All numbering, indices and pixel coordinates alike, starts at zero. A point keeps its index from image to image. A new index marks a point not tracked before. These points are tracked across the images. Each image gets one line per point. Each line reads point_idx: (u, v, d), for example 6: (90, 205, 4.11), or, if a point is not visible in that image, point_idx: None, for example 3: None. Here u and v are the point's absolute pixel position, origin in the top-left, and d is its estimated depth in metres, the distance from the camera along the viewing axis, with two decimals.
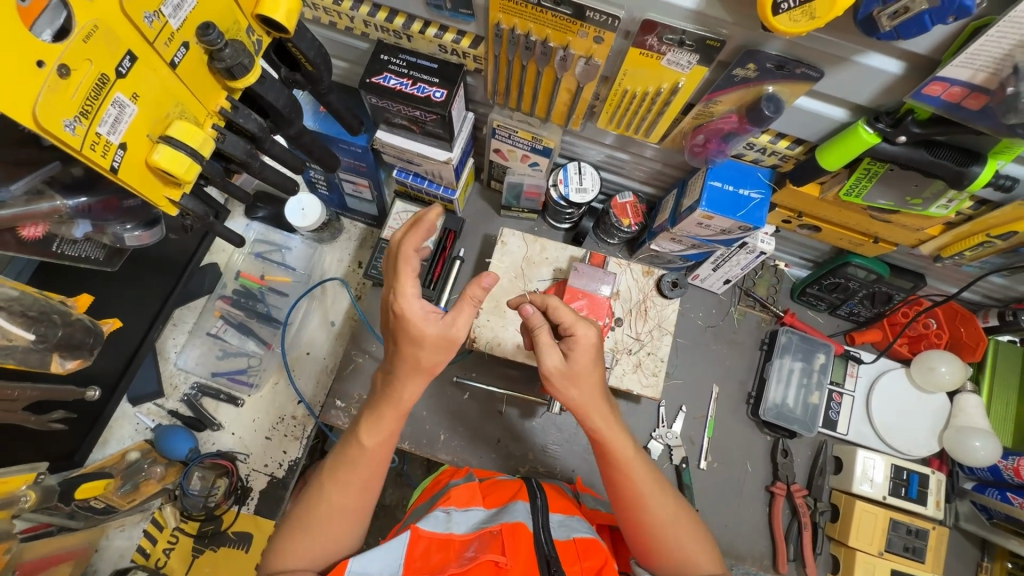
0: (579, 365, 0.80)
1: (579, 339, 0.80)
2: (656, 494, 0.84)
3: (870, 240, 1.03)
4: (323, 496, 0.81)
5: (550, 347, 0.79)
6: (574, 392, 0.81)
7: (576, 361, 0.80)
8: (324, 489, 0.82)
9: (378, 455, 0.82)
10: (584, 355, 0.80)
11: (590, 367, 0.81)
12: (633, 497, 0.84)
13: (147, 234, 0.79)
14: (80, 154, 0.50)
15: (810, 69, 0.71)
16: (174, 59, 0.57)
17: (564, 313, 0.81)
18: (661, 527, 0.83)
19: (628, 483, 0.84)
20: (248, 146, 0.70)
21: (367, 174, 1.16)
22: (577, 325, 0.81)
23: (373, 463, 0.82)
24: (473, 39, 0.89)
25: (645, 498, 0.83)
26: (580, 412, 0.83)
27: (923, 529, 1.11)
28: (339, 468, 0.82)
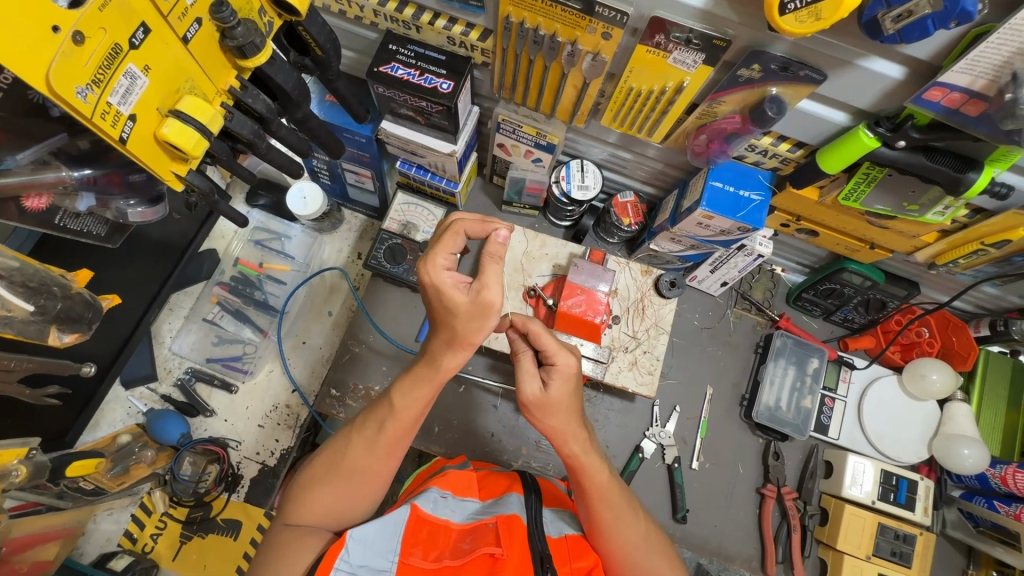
0: (556, 395, 0.77)
1: (557, 369, 0.77)
2: (626, 519, 0.83)
3: (866, 246, 1.05)
4: (347, 447, 0.82)
5: (528, 373, 0.78)
6: (551, 421, 0.79)
7: (553, 390, 0.77)
8: (351, 444, 0.82)
9: (414, 422, 0.80)
10: (562, 385, 0.77)
11: (569, 395, 0.78)
12: (600, 522, 0.82)
13: (150, 211, 0.77)
14: (91, 122, 0.51)
15: (813, 71, 0.72)
16: (187, 34, 0.58)
17: (549, 341, 0.78)
18: (627, 553, 0.82)
19: (601, 508, 0.82)
20: (255, 126, 0.69)
21: (371, 164, 1.16)
22: (557, 354, 0.78)
23: (405, 429, 0.80)
24: (481, 32, 0.90)
25: (614, 523, 0.82)
26: (557, 438, 0.80)
27: (910, 535, 1.12)
28: (366, 425, 0.82)
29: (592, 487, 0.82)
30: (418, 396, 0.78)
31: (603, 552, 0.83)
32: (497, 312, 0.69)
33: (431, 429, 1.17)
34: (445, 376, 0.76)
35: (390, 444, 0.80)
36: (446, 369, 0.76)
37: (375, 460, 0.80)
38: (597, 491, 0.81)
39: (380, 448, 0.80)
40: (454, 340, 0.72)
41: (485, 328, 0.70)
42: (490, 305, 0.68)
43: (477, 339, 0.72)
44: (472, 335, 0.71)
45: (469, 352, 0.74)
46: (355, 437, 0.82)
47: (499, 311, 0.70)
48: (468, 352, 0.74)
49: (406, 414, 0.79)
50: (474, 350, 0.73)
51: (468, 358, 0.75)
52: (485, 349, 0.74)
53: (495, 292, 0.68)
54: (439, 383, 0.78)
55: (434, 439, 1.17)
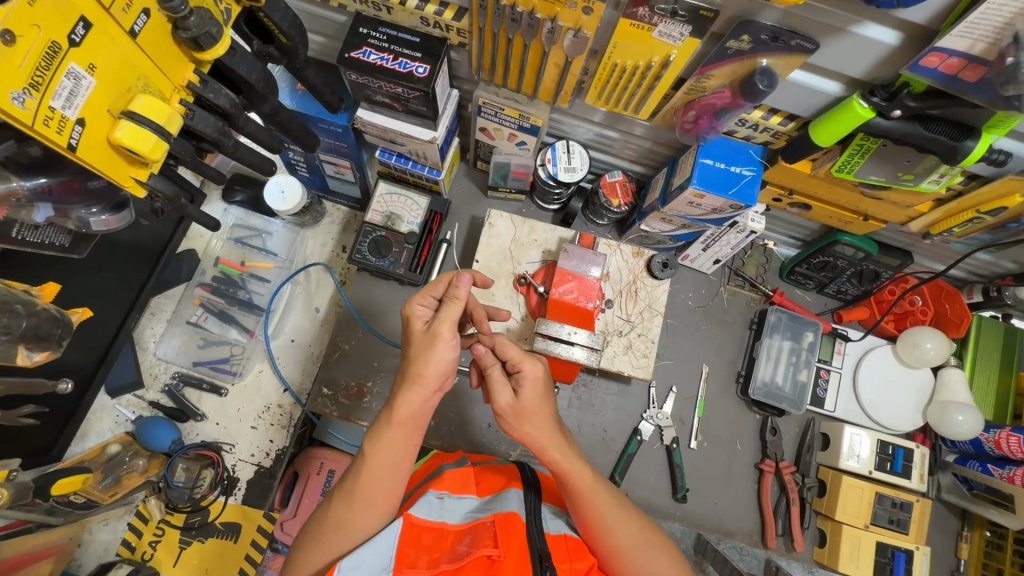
0: (529, 400, 0.79)
1: (526, 374, 0.80)
2: (616, 518, 0.80)
3: (860, 218, 1.03)
4: (329, 507, 0.80)
5: (501, 383, 0.79)
6: (528, 427, 0.79)
7: (525, 396, 0.79)
8: (333, 502, 0.79)
9: (388, 469, 0.78)
10: (532, 391, 0.79)
11: (540, 401, 0.79)
12: (586, 518, 0.80)
13: (115, 218, 0.75)
14: (32, 130, 0.47)
15: (805, 40, 0.69)
16: (134, 27, 0.53)
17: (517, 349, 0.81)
18: (624, 551, 0.79)
19: (586, 509, 0.79)
20: (220, 124, 0.65)
21: (349, 155, 1.12)
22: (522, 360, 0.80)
23: (381, 478, 0.78)
24: (456, 10, 0.85)
25: (603, 523, 0.79)
26: (535, 448, 0.80)
27: (906, 503, 1.13)
28: (345, 484, 0.79)
29: (581, 487, 0.79)
30: (385, 443, 0.77)
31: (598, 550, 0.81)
32: (445, 343, 0.77)
33: (428, 423, 1.16)
34: (402, 417, 0.77)
35: (369, 495, 0.77)
36: (402, 410, 0.77)
37: (358, 514, 0.77)
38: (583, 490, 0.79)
39: (359, 502, 0.77)
40: (409, 376, 0.77)
41: (433, 358, 0.77)
42: (437, 337, 0.76)
43: (429, 373, 0.77)
44: (424, 369, 0.77)
45: (424, 387, 0.77)
46: (337, 496, 0.79)
47: (452, 342, 0.78)
48: (421, 389, 0.77)
49: (391, 464, 0.78)
50: (426, 384, 0.77)
51: (423, 399, 0.78)
52: (439, 384, 0.78)
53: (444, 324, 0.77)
54: (398, 429, 0.78)
55: (430, 432, 1.15)
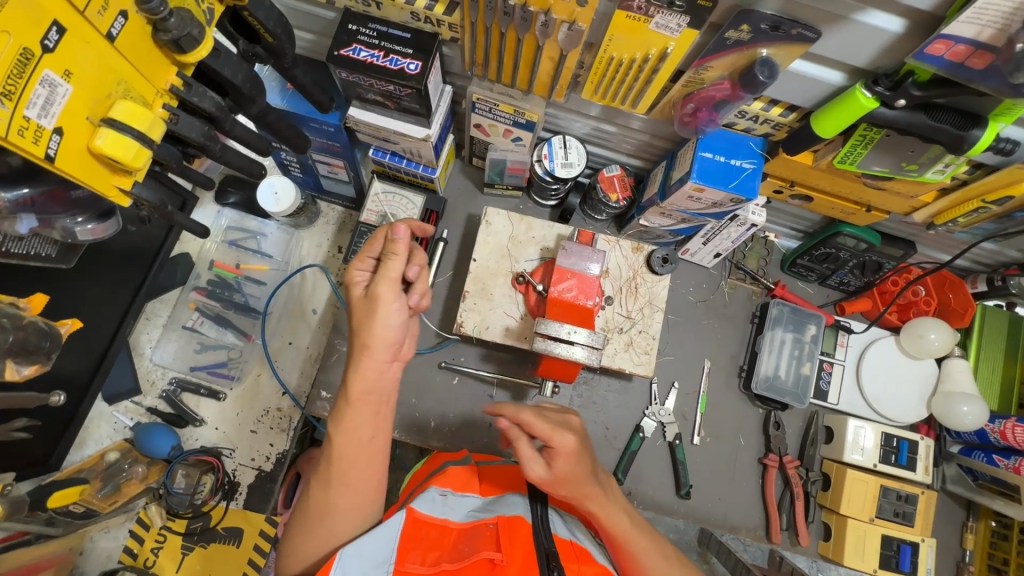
0: (564, 471, 0.75)
1: (558, 449, 0.75)
2: (654, 553, 0.80)
3: (863, 209, 1.01)
4: (309, 496, 0.79)
5: (532, 457, 0.76)
6: (563, 493, 0.76)
7: (557, 470, 0.75)
8: (312, 492, 0.79)
9: (358, 448, 0.78)
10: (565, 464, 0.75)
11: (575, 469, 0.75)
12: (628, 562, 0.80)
13: (101, 227, 0.74)
14: (5, 141, 0.45)
15: (806, 29, 0.67)
16: (112, 30, 0.51)
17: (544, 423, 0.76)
18: None
19: (626, 555, 0.80)
20: (206, 128, 0.63)
21: (341, 154, 1.10)
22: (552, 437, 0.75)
23: (351, 457, 0.77)
24: (447, 5, 0.83)
25: (642, 556, 0.80)
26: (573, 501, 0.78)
27: (912, 495, 1.12)
28: (321, 469, 0.79)
29: (624, 538, 0.80)
30: (349, 421, 0.78)
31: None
32: (387, 304, 0.77)
33: (429, 424, 1.15)
34: (358, 394, 0.77)
35: (343, 477, 0.77)
36: (357, 384, 0.77)
37: (338, 498, 0.77)
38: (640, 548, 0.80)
39: (337, 486, 0.77)
40: (357, 346, 0.78)
41: (377, 324, 0.77)
42: (378, 297, 0.77)
43: (375, 339, 0.77)
44: (370, 336, 0.77)
45: (374, 355, 0.77)
46: (316, 483, 0.79)
47: (394, 304, 0.78)
48: (373, 359, 0.77)
49: (360, 444, 0.78)
50: (376, 353, 0.77)
51: (378, 367, 0.78)
52: (391, 349, 0.78)
53: (383, 286, 0.77)
54: (359, 406, 0.78)
55: (431, 434, 1.14)
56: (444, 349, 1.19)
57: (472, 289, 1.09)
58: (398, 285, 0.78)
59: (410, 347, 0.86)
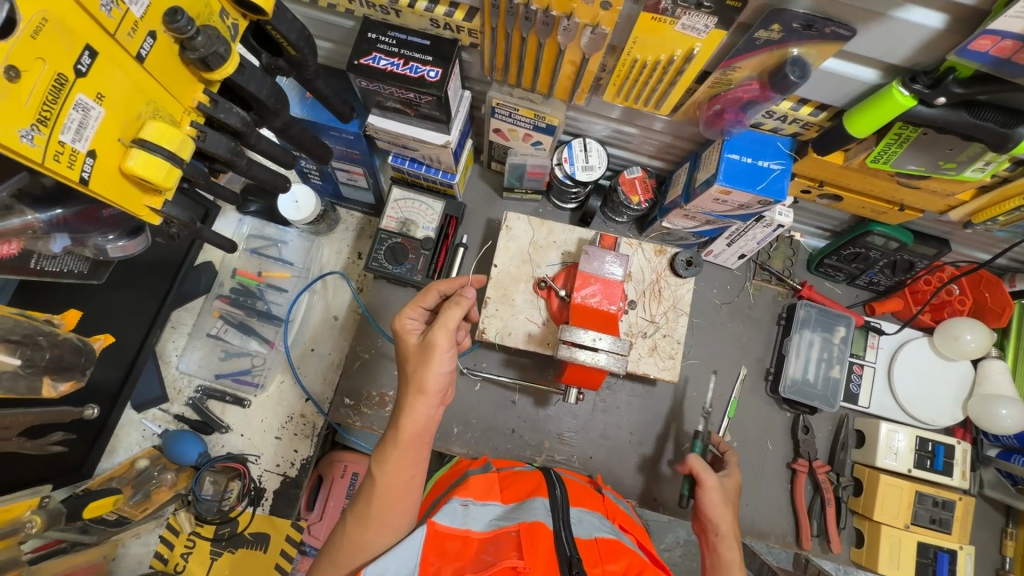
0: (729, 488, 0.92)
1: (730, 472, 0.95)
2: None
3: (895, 208, 0.98)
4: (344, 533, 0.79)
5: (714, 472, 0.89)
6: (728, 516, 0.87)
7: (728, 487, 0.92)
8: (347, 528, 0.79)
9: (399, 486, 0.79)
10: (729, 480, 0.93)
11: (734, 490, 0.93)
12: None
13: (132, 243, 0.74)
14: (43, 167, 0.45)
15: (841, 27, 0.65)
16: (141, 51, 0.52)
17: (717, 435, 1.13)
18: None
19: None
20: (232, 144, 0.64)
21: (362, 162, 1.10)
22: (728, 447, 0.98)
23: (392, 495, 0.78)
24: (467, 11, 0.82)
25: None
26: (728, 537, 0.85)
27: (948, 501, 1.09)
28: (359, 505, 0.79)
29: None
30: (395, 463, 0.79)
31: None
32: (442, 352, 0.80)
33: (452, 430, 1.15)
34: (408, 436, 0.80)
35: (383, 515, 0.77)
36: (408, 427, 0.80)
37: (372, 533, 0.77)
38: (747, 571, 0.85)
39: (377, 522, 0.77)
40: (410, 390, 0.81)
41: (432, 371, 0.79)
42: (435, 346, 0.79)
43: (430, 384, 0.80)
44: (426, 382, 0.79)
45: (427, 401, 0.80)
46: (350, 520, 0.79)
47: (446, 351, 0.81)
48: (423, 402, 0.80)
49: (402, 483, 0.79)
50: (428, 395, 0.80)
51: (427, 410, 0.81)
52: (440, 394, 0.82)
53: (440, 335, 0.79)
54: (406, 448, 0.79)
55: (454, 440, 1.14)
56: (465, 355, 1.19)
57: (494, 295, 1.09)
58: (452, 333, 0.81)
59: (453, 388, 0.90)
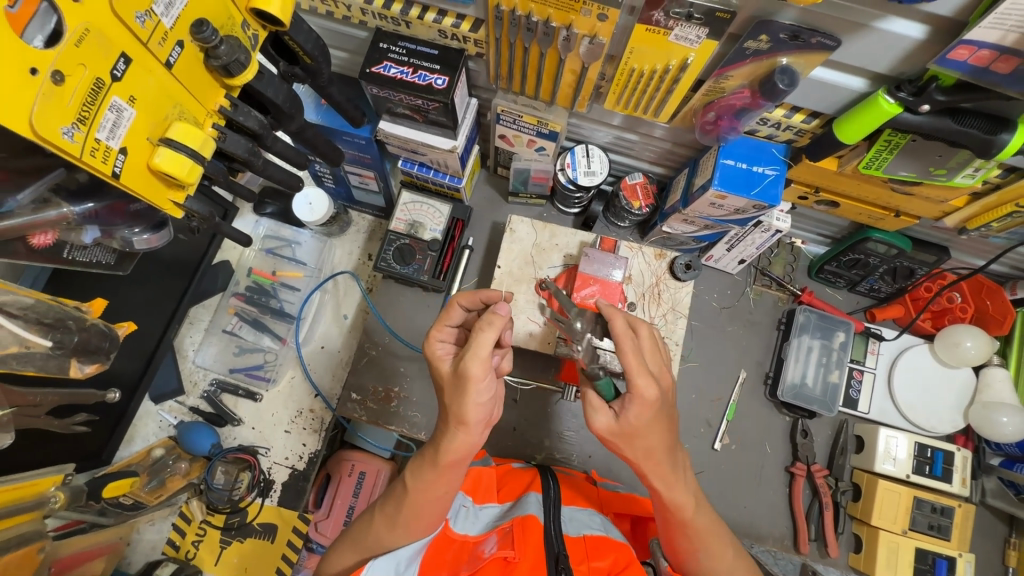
0: (633, 421, 0.72)
1: (635, 396, 0.71)
2: (718, 542, 0.83)
3: (891, 214, 1.00)
4: (370, 528, 0.84)
5: (599, 410, 0.75)
6: (636, 448, 0.75)
7: (627, 419, 0.72)
8: (374, 523, 0.84)
9: (430, 502, 0.79)
10: (638, 415, 0.71)
11: (648, 423, 0.72)
12: (687, 550, 0.83)
13: (156, 237, 0.79)
14: (81, 161, 0.50)
15: (826, 38, 0.68)
16: (169, 58, 0.57)
17: (632, 342, 0.72)
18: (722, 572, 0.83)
19: (681, 538, 0.82)
20: (250, 144, 0.68)
21: (372, 165, 1.15)
22: (637, 373, 0.70)
23: (421, 507, 0.79)
24: (473, 22, 0.87)
25: (706, 542, 0.82)
26: (642, 470, 0.77)
27: (948, 508, 1.09)
28: (388, 508, 0.83)
29: (683, 520, 0.80)
30: (428, 481, 0.79)
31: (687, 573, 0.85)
32: (478, 383, 0.72)
33: None
34: (447, 461, 0.77)
35: (409, 522, 0.80)
36: (448, 454, 0.77)
37: (396, 536, 0.81)
38: (710, 529, 0.83)
39: (401, 527, 0.80)
40: (451, 421, 0.76)
41: (469, 402, 0.73)
42: (469, 378, 0.72)
43: (470, 415, 0.74)
44: (465, 415, 0.74)
45: (471, 431, 0.75)
46: (376, 517, 0.84)
47: (482, 380, 0.73)
48: (468, 434, 0.76)
49: (434, 498, 0.80)
50: (470, 427, 0.75)
51: (470, 439, 0.76)
52: (484, 422, 0.76)
53: (473, 365, 0.72)
54: (446, 469, 0.78)
55: None
56: None
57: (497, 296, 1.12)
58: (487, 360, 0.73)
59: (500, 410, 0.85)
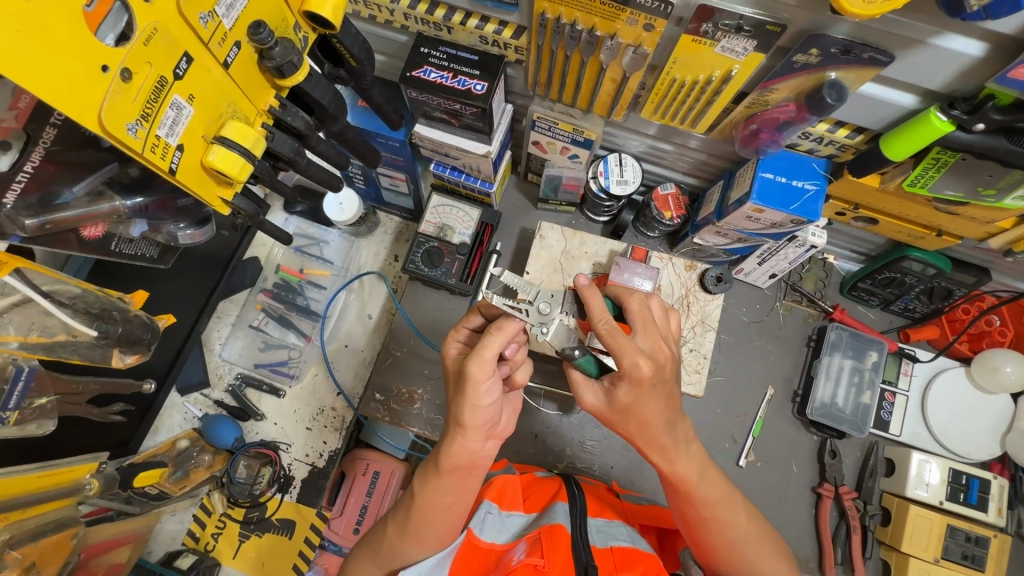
0: (623, 399, 0.74)
1: (626, 375, 0.71)
2: (732, 512, 0.81)
3: (933, 233, 0.97)
4: (384, 537, 0.83)
5: (585, 385, 0.79)
6: (631, 425, 0.77)
7: (615, 398, 0.75)
8: (386, 534, 0.83)
9: (437, 512, 0.79)
10: (627, 392, 0.73)
11: (639, 399, 0.73)
12: (700, 520, 0.81)
13: (199, 232, 0.82)
14: (141, 157, 0.51)
15: (878, 53, 0.67)
16: (227, 58, 0.58)
17: (610, 326, 0.71)
18: (734, 546, 0.81)
19: (689, 507, 0.82)
20: (296, 144, 0.69)
21: (405, 168, 1.15)
22: (623, 354, 0.70)
23: (429, 516, 0.79)
24: (515, 29, 0.87)
25: (716, 517, 0.81)
26: (642, 449, 0.80)
27: (983, 537, 1.06)
28: (399, 517, 0.83)
29: (689, 491, 0.80)
30: (434, 488, 0.79)
31: (707, 544, 0.83)
32: (478, 384, 0.72)
33: None
34: (448, 466, 0.77)
35: (418, 532, 0.80)
36: (451, 458, 0.77)
37: (410, 545, 0.81)
38: (722, 496, 0.81)
39: (411, 537, 0.80)
40: (452, 424, 0.77)
41: (469, 403, 0.74)
42: (470, 379, 0.72)
43: (468, 418, 0.74)
44: (463, 416, 0.74)
45: (469, 435, 0.75)
46: (390, 528, 0.83)
47: (487, 382, 0.73)
48: (466, 438, 0.76)
49: (442, 507, 0.79)
50: (468, 430, 0.75)
51: (471, 445, 0.76)
52: (484, 427, 0.76)
53: (475, 366, 0.72)
54: (446, 474, 0.78)
55: None
56: None
57: None
58: (491, 363, 0.73)
59: (505, 421, 0.84)
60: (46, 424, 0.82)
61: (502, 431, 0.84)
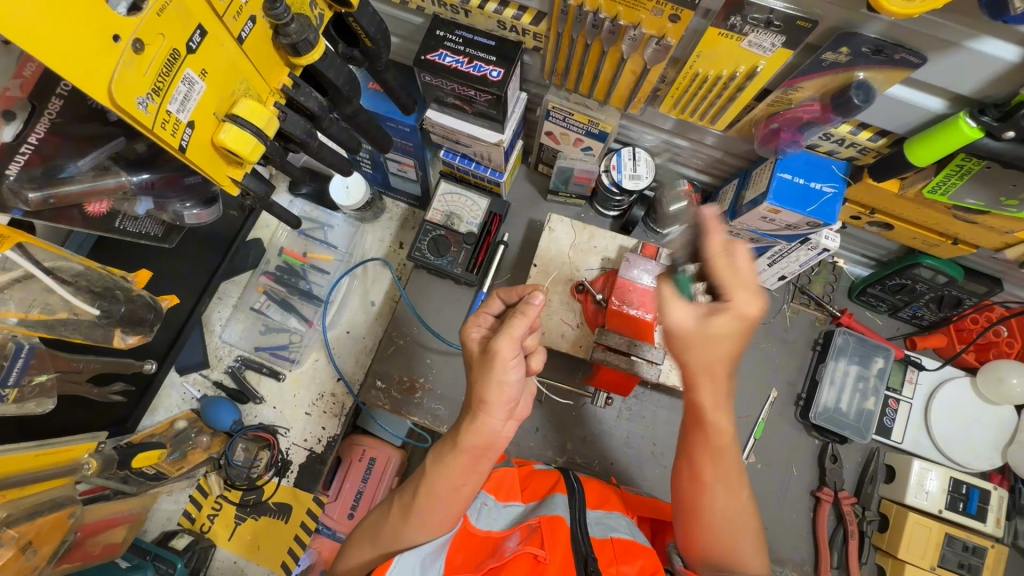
0: (720, 328, 0.70)
1: (736, 307, 0.69)
2: (739, 486, 0.80)
3: (948, 241, 0.96)
4: (385, 518, 0.83)
5: (677, 302, 0.72)
6: (698, 355, 0.73)
7: (712, 322, 0.70)
8: (389, 514, 0.82)
9: (443, 490, 0.78)
10: (725, 323, 0.70)
11: (730, 335, 0.71)
12: (709, 481, 0.79)
13: (205, 213, 0.80)
14: (151, 133, 0.50)
15: (911, 54, 0.65)
16: (241, 33, 0.56)
17: (729, 259, 0.70)
18: (723, 514, 0.78)
19: (705, 462, 0.79)
20: (308, 126, 0.67)
21: (414, 153, 1.13)
22: (736, 290, 0.70)
23: (435, 494, 0.78)
24: (535, 15, 0.85)
25: (724, 483, 0.79)
26: (693, 379, 0.76)
27: (980, 547, 1.06)
28: (404, 495, 0.82)
29: (719, 447, 0.78)
30: (449, 467, 0.77)
31: (701, 503, 0.79)
32: (504, 361, 0.72)
33: None
34: (468, 445, 0.76)
35: (422, 512, 0.79)
36: (470, 437, 0.76)
37: (412, 527, 0.79)
38: (728, 476, 0.79)
39: (414, 516, 0.79)
40: (474, 402, 0.75)
41: (494, 381, 0.72)
42: (497, 355, 0.71)
43: (490, 395, 0.73)
44: (487, 394, 0.73)
45: (492, 412, 0.74)
46: (394, 506, 0.83)
47: (511, 359, 0.73)
48: (490, 416, 0.74)
49: (449, 488, 0.78)
50: (491, 410, 0.74)
51: (488, 422, 0.75)
52: (510, 404, 0.75)
53: (503, 343, 0.71)
54: (461, 454, 0.77)
55: None
56: None
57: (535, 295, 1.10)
58: (518, 342, 0.73)
59: (524, 405, 0.83)
60: (45, 402, 0.81)
61: (523, 412, 0.82)
